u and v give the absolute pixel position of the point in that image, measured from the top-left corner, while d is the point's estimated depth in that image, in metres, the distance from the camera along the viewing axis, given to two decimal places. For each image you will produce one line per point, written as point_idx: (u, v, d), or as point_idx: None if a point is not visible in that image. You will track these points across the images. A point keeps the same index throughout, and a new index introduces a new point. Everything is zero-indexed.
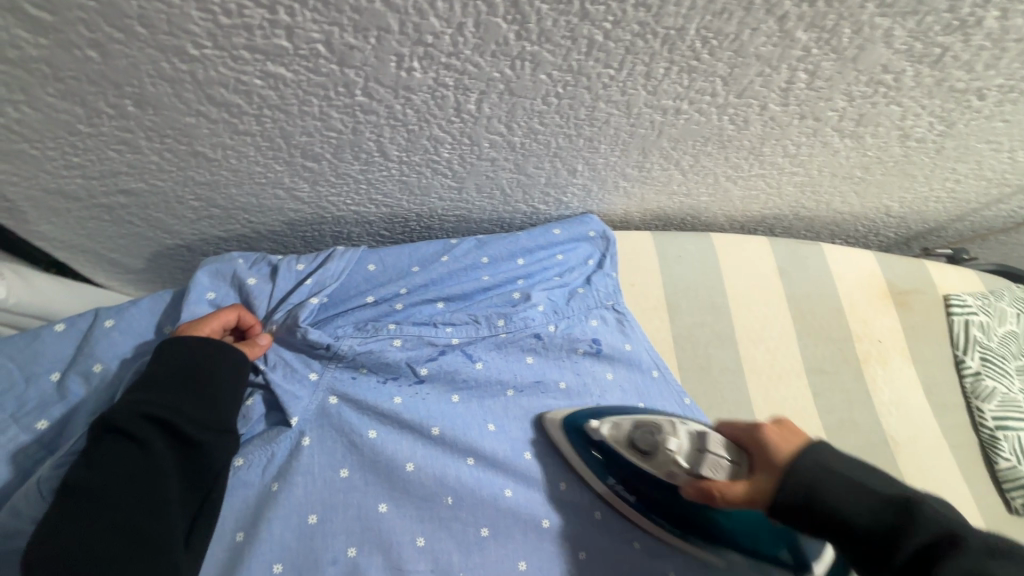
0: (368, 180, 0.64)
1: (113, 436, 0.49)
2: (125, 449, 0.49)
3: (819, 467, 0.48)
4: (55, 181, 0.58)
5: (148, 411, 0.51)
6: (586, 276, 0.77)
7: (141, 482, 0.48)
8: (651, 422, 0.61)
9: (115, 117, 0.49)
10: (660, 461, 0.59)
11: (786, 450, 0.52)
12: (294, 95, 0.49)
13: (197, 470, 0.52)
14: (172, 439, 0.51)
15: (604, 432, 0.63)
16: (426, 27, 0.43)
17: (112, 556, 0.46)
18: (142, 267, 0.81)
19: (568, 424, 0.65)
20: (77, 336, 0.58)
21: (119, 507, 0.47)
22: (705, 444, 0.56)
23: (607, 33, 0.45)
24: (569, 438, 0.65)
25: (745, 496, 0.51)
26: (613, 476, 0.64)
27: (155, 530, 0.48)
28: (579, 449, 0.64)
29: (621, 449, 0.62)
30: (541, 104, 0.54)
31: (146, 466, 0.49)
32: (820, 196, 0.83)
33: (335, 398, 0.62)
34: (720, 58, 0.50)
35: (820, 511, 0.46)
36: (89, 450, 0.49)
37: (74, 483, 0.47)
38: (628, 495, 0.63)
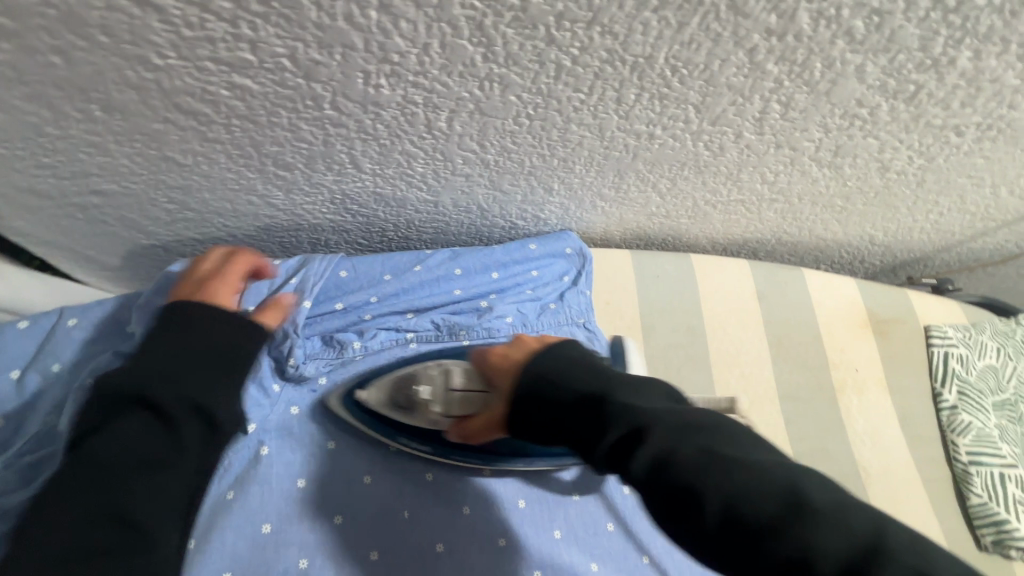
0: (342, 191, 0.64)
1: (128, 410, 0.46)
2: (154, 430, 0.46)
3: (529, 376, 0.47)
4: (27, 180, 0.58)
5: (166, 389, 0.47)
6: (559, 291, 0.76)
7: (127, 460, 0.45)
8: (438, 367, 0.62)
9: (83, 120, 0.49)
10: (422, 410, 0.61)
11: (506, 367, 0.52)
12: (262, 107, 0.49)
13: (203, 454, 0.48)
14: (191, 421, 0.47)
15: (370, 395, 0.62)
16: (392, 46, 0.43)
17: (104, 543, 0.42)
18: (119, 265, 0.81)
19: (346, 391, 0.63)
20: (39, 334, 0.58)
21: (118, 487, 0.44)
22: (449, 382, 0.59)
23: (575, 58, 0.45)
24: (350, 408, 0.62)
25: (481, 426, 0.56)
26: (403, 433, 0.62)
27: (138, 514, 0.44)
28: (369, 422, 0.62)
29: (384, 408, 0.62)
30: (512, 124, 0.54)
31: (160, 446, 0.46)
32: (801, 223, 0.83)
33: (297, 408, 0.62)
34: (691, 86, 0.49)
35: (544, 415, 0.45)
36: (110, 423, 0.46)
37: (118, 461, 0.44)
38: (425, 447, 0.62)
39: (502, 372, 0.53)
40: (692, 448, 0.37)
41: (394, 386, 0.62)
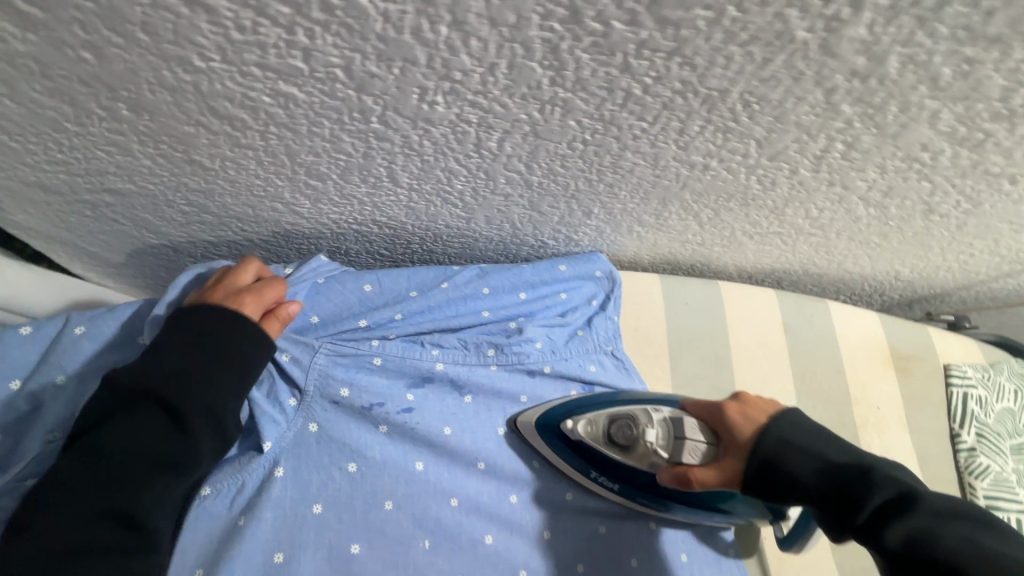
0: (374, 203, 0.61)
1: (150, 415, 0.47)
2: (172, 435, 0.48)
3: (778, 438, 0.50)
4: (36, 175, 0.54)
5: (190, 398, 0.48)
6: (587, 317, 0.73)
7: (144, 461, 0.46)
8: (625, 415, 0.62)
9: (107, 119, 0.45)
10: (639, 452, 0.60)
11: (750, 423, 0.54)
12: (304, 116, 0.45)
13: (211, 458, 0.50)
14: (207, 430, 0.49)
15: (580, 429, 0.62)
16: (456, 64, 0.40)
17: (108, 542, 0.44)
18: (123, 263, 0.77)
19: (544, 424, 0.63)
20: (43, 342, 0.53)
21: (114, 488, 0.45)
22: (681, 431, 0.58)
23: (646, 87, 0.43)
24: (544, 436, 0.64)
25: (718, 476, 0.54)
26: (595, 469, 0.63)
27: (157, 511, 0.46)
28: (557, 449, 0.64)
29: (598, 446, 0.62)
30: (565, 148, 0.51)
31: (178, 449, 0.48)
32: (833, 256, 0.81)
33: (316, 426, 0.57)
34: (759, 122, 0.47)
35: (781, 471, 0.48)
36: (120, 420, 0.47)
37: (127, 459, 0.46)
38: (612, 485, 0.63)
39: (747, 425, 0.54)
40: (959, 539, 0.39)
41: (608, 426, 0.62)
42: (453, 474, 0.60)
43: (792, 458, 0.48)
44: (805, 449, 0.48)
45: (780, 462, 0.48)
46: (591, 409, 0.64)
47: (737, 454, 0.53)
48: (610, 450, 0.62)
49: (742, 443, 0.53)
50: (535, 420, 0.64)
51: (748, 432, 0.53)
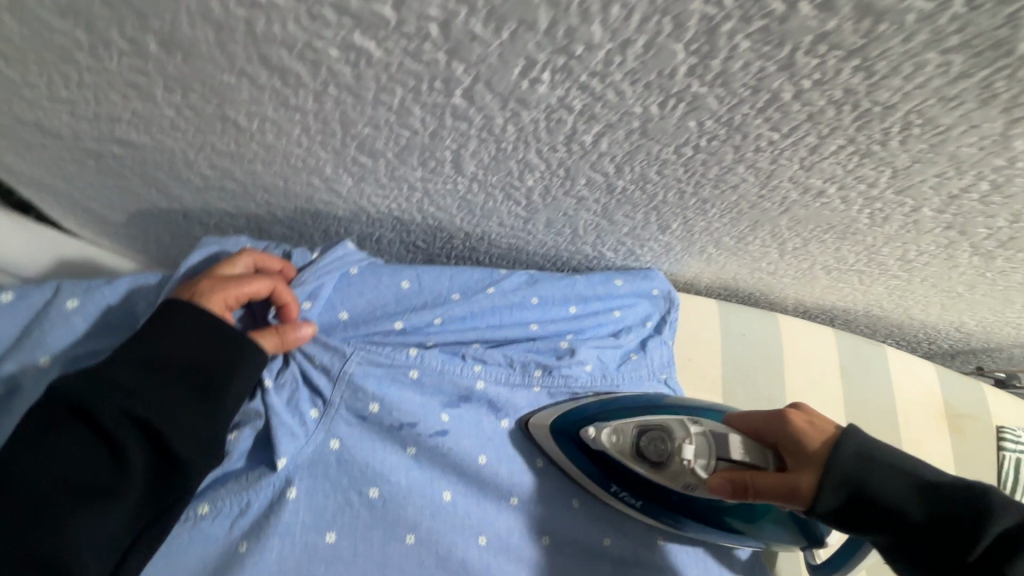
0: (425, 190, 0.53)
1: (81, 431, 0.39)
2: (100, 454, 0.39)
3: (859, 456, 0.42)
4: (33, 113, 0.45)
5: (122, 405, 0.39)
6: (641, 339, 0.66)
7: (71, 486, 0.38)
8: (655, 424, 0.52)
9: (129, 54, 0.37)
10: (674, 468, 0.49)
11: (819, 435, 0.45)
12: (375, 79, 0.37)
13: (155, 487, 0.40)
14: (146, 451, 0.40)
15: (604, 439, 0.52)
16: (581, 35, 0.32)
17: None
18: (125, 224, 0.68)
19: (560, 429, 0.54)
20: (27, 314, 0.44)
21: (13, 521, 0.36)
22: (725, 449, 0.47)
23: (799, 93, 0.35)
24: (560, 441, 0.54)
25: (782, 487, 0.43)
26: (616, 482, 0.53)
27: (69, 550, 0.36)
28: (568, 454, 0.54)
29: (624, 459, 0.52)
30: (670, 153, 0.43)
31: (105, 473, 0.39)
32: (903, 300, 0.75)
33: (338, 442, 0.49)
34: (908, 149, 0.40)
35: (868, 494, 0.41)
36: (46, 439, 0.38)
37: (41, 484, 0.37)
38: (634, 501, 0.53)
39: (813, 436, 0.45)
40: None
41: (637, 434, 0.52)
42: (485, 508, 0.52)
43: (878, 478, 0.41)
44: (894, 469, 0.42)
45: (862, 484, 0.42)
46: (619, 416, 0.54)
47: (811, 468, 0.43)
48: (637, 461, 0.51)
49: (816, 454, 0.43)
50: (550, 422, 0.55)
51: (818, 444, 0.44)
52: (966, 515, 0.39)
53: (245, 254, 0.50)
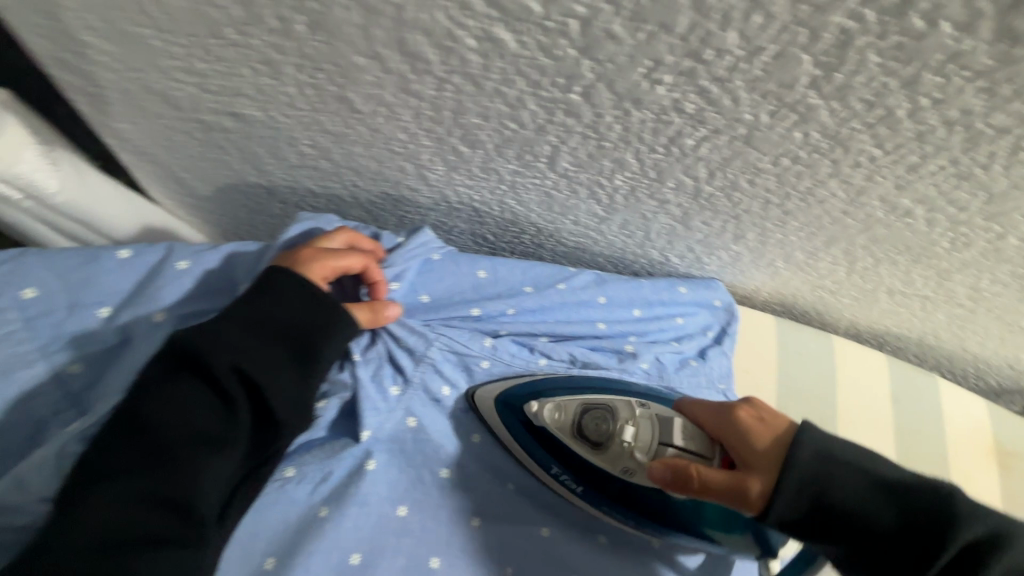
0: (512, 183, 0.55)
1: (193, 384, 0.39)
2: (210, 409, 0.39)
3: (818, 456, 0.43)
4: (162, 83, 0.48)
5: (231, 361, 0.40)
6: (700, 348, 0.67)
7: (187, 437, 0.38)
8: (601, 403, 0.51)
9: (276, 32, 0.39)
10: (614, 452, 0.49)
11: (767, 434, 0.46)
12: (501, 71, 0.39)
13: (258, 443, 0.41)
14: (251, 407, 0.41)
15: (546, 415, 0.51)
16: (716, 40, 0.33)
17: (153, 531, 0.36)
18: (208, 196, 0.71)
19: (506, 402, 0.52)
20: (141, 270, 0.47)
21: (141, 466, 0.37)
22: (670, 436, 0.48)
23: (914, 111, 0.36)
24: (505, 416, 0.52)
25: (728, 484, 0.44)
26: (557, 463, 0.51)
27: (192, 496, 0.37)
28: (516, 436, 0.52)
29: (564, 437, 0.50)
30: (767, 162, 0.45)
31: (215, 426, 0.39)
32: (961, 331, 0.75)
33: (415, 421, 0.51)
34: (1009, 175, 0.41)
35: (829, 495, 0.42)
36: (161, 390, 0.39)
37: (159, 432, 0.38)
38: (574, 486, 0.50)
39: (761, 437, 0.46)
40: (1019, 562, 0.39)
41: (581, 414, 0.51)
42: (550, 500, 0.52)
43: (837, 477, 0.42)
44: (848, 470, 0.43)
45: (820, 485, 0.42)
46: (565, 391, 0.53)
47: (762, 471, 0.44)
48: (579, 443, 0.50)
49: (768, 456, 0.45)
50: (498, 394, 0.52)
51: (767, 445, 0.46)
52: (927, 528, 0.40)
53: (341, 232, 0.52)
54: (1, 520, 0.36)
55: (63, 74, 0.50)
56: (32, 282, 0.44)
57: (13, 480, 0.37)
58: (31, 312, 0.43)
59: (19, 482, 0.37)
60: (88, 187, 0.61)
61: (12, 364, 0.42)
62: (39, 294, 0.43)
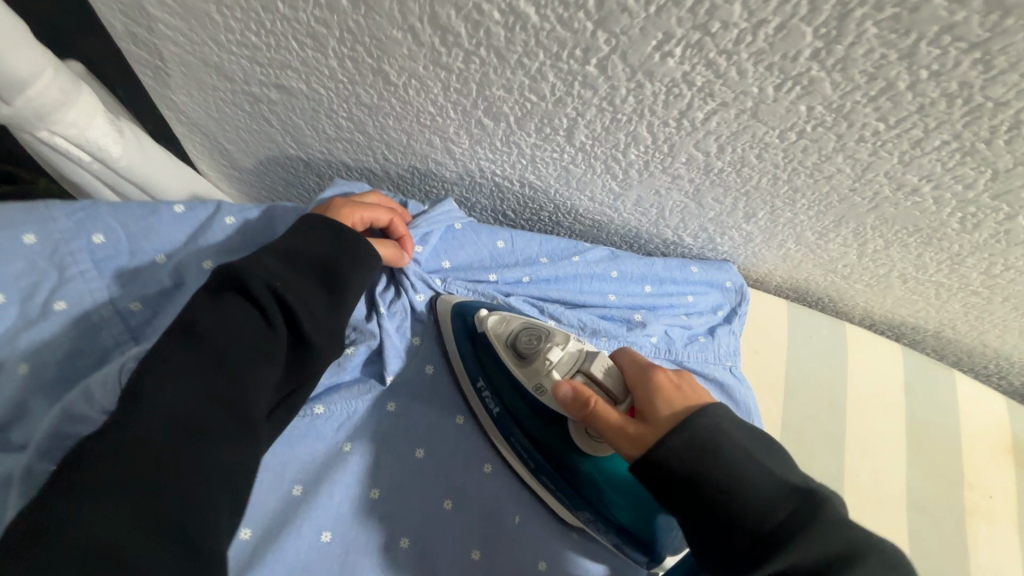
0: (532, 157, 0.58)
1: (241, 304, 0.43)
2: (255, 324, 0.43)
3: (714, 430, 0.43)
4: (218, 56, 0.54)
5: (272, 284, 0.44)
6: (709, 326, 0.69)
7: (240, 346, 0.41)
8: (539, 328, 0.52)
9: (322, 6, 0.44)
10: (533, 369, 0.51)
11: (682, 400, 0.46)
12: (523, 43, 0.42)
13: (294, 365, 0.45)
14: (288, 330, 0.44)
15: (491, 324, 0.53)
16: (721, 13, 0.36)
17: (212, 424, 0.38)
18: (250, 169, 0.76)
19: (459, 313, 0.55)
20: (192, 224, 0.52)
21: (201, 367, 0.40)
22: (587, 366, 0.49)
23: (914, 83, 0.38)
24: (455, 325, 0.56)
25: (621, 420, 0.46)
26: (483, 378, 0.55)
27: (247, 403, 0.40)
28: (461, 352, 0.55)
29: (498, 346, 0.53)
30: (774, 137, 0.47)
31: (258, 340, 0.42)
32: (978, 323, 0.75)
33: (433, 369, 0.56)
34: (1013, 150, 0.42)
35: (704, 464, 0.41)
36: (216, 306, 0.42)
37: (215, 340, 0.41)
38: (493, 407, 0.54)
39: (673, 400, 0.46)
40: None
41: (519, 331, 0.53)
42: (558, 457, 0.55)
43: (722, 455, 0.41)
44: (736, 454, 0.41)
45: (704, 453, 0.41)
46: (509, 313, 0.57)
47: (660, 423, 0.45)
48: (505, 353, 0.52)
49: (672, 413, 0.45)
50: (453, 306, 0.56)
51: (670, 410, 0.45)
52: (781, 527, 0.38)
53: (378, 192, 0.57)
54: (71, 429, 0.41)
55: (133, 48, 0.56)
56: (101, 229, 0.49)
57: (82, 393, 0.42)
58: (99, 255, 0.49)
59: (87, 396, 0.42)
60: (146, 154, 0.67)
61: (81, 299, 0.47)
62: (107, 238, 0.49)
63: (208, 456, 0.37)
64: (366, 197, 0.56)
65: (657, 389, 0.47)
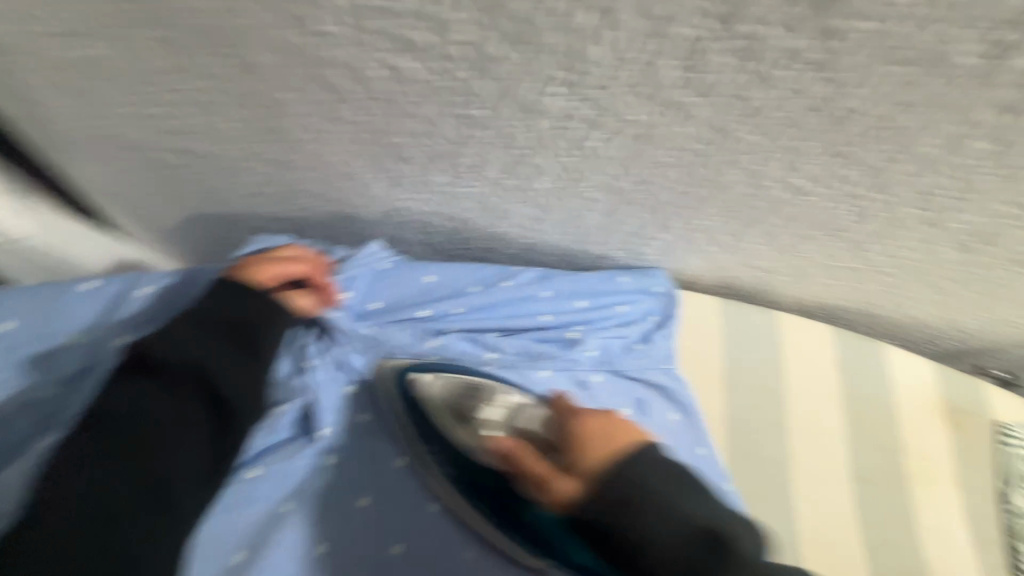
0: (450, 194, 0.59)
1: (151, 380, 0.43)
2: (166, 397, 0.42)
3: (630, 475, 0.41)
4: (118, 127, 0.53)
5: (172, 352, 0.44)
6: (645, 332, 0.70)
7: (153, 422, 0.41)
8: (473, 384, 0.55)
9: (210, 74, 0.45)
10: (472, 430, 0.52)
11: (602, 444, 0.44)
12: (411, 94, 0.44)
13: (219, 429, 0.44)
14: (206, 395, 0.44)
15: (433, 388, 0.54)
16: (586, 54, 0.38)
17: (131, 503, 0.39)
18: (176, 230, 0.75)
19: (405, 377, 0.55)
20: (107, 298, 0.51)
21: (115, 450, 0.40)
22: (520, 422, 0.51)
23: (776, 101, 0.41)
24: (399, 396, 0.54)
25: (542, 474, 0.44)
26: (437, 445, 0.53)
27: (161, 471, 0.40)
28: (410, 420, 0.54)
29: (443, 417, 0.53)
30: (667, 156, 0.49)
31: (172, 413, 0.42)
32: (897, 298, 0.79)
33: (367, 417, 0.54)
34: (878, 149, 0.45)
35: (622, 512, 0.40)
36: (127, 386, 0.42)
37: (126, 421, 0.41)
38: (447, 471, 0.52)
39: (595, 449, 0.44)
40: None
41: (457, 391, 0.54)
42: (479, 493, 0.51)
43: (638, 504, 0.40)
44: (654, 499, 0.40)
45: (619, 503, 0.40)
46: (450, 371, 0.56)
47: (574, 471, 0.43)
48: (446, 416, 0.53)
49: (592, 460, 0.43)
50: (395, 372, 0.55)
51: (593, 457, 0.43)
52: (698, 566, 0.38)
53: (297, 244, 0.58)
54: None
55: (34, 123, 0.56)
56: (10, 316, 0.49)
57: None
58: (9, 344, 0.48)
59: None
60: (58, 229, 0.68)
61: None
62: (16, 325, 0.49)
63: (126, 540, 0.37)
64: (282, 250, 0.56)
65: (571, 431, 0.46)
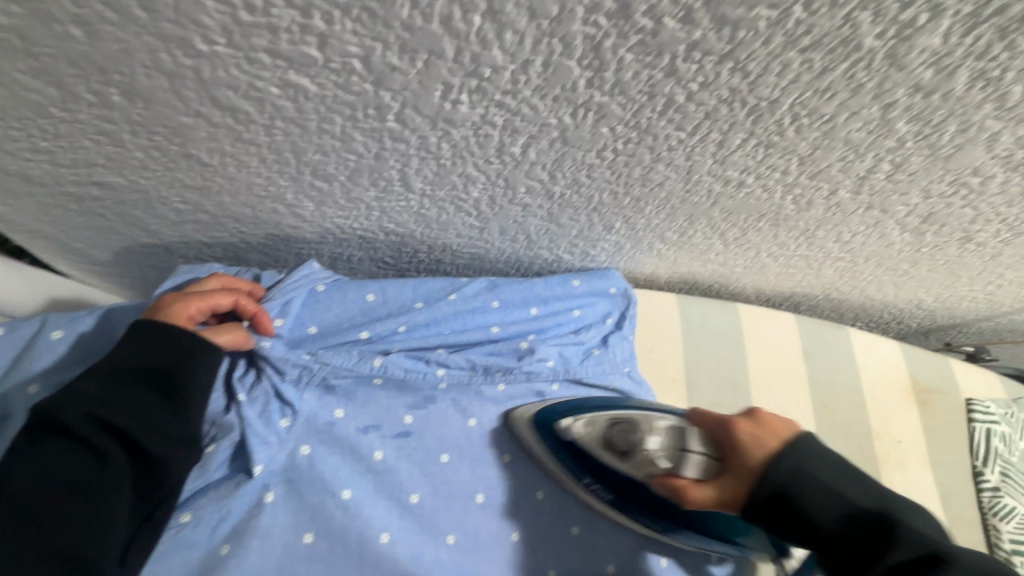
0: (382, 209, 0.57)
1: (63, 445, 0.42)
2: (81, 461, 0.42)
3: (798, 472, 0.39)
4: (18, 164, 0.51)
5: (89, 411, 0.43)
6: (602, 336, 0.69)
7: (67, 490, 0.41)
8: (626, 419, 0.54)
9: (97, 104, 0.42)
10: (637, 461, 0.50)
11: (767, 442, 0.42)
12: (315, 110, 0.41)
13: (143, 485, 0.44)
14: (125, 453, 0.43)
15: (579, 429, 0.56)
16: (486, 59, 0.36)
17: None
18: (110, 261, 0.72)
19: (543, 420, 0.58)
20: (16, 345, 0.50)
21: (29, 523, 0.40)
22: (683, 443, 0.47)
23: (690, 94, 0.39)
24: (542, 435, 0.57)
25: (714, 498, 0.43)
26: (589, 475, 0.56)
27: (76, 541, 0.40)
28: (551, 449, 0.57)
29: (594, 449, 0.55)
30: (594, 157, 0.47)
31: (87, 477, 0.42)
32: (856, 282, 0.78)
33: (309, 447, 0.52)
34: (805, 137, 0.44)
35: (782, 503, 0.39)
36: (37, 454, 0.41)
37: (40, 492, 0.41)
38: (606, 495, 0.56)
39: (759, 448, 0.41)
40: None
41: (609, 428, 0.55)
42: (428, 521, 0.53)
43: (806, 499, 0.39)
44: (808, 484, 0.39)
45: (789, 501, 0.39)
46: (588, 411, 0.58)
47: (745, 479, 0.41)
48: (609, 454, 0.54)
49: (751, 468, 0.41)
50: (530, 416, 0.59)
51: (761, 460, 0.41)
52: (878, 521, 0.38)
53: (217, 275, 0.56)
54: None
55: None
56: None
57: None
58: None
59: None
60: None
61: None
62: None
63: None
64: (203, 285, 0.54)
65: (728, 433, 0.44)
